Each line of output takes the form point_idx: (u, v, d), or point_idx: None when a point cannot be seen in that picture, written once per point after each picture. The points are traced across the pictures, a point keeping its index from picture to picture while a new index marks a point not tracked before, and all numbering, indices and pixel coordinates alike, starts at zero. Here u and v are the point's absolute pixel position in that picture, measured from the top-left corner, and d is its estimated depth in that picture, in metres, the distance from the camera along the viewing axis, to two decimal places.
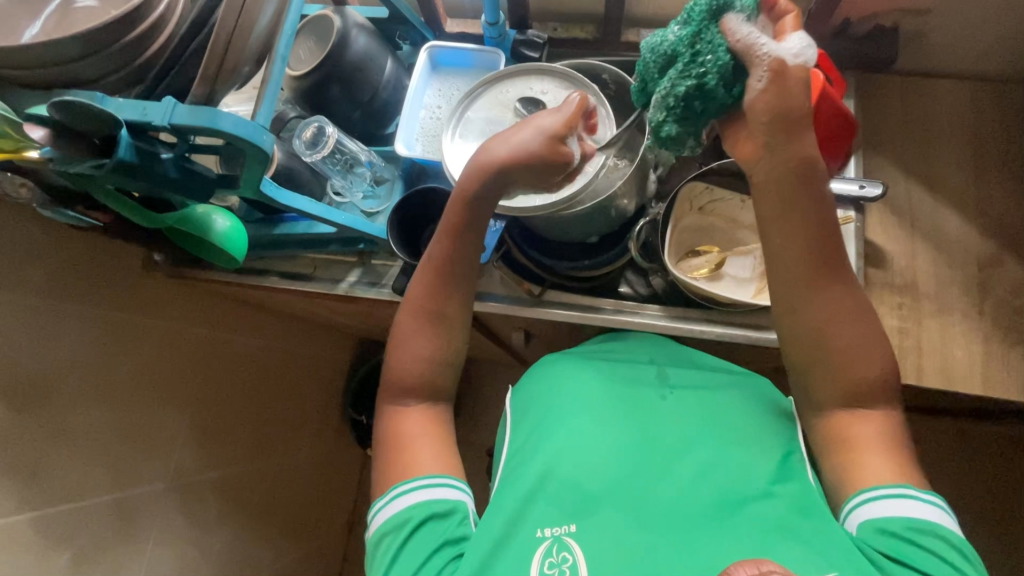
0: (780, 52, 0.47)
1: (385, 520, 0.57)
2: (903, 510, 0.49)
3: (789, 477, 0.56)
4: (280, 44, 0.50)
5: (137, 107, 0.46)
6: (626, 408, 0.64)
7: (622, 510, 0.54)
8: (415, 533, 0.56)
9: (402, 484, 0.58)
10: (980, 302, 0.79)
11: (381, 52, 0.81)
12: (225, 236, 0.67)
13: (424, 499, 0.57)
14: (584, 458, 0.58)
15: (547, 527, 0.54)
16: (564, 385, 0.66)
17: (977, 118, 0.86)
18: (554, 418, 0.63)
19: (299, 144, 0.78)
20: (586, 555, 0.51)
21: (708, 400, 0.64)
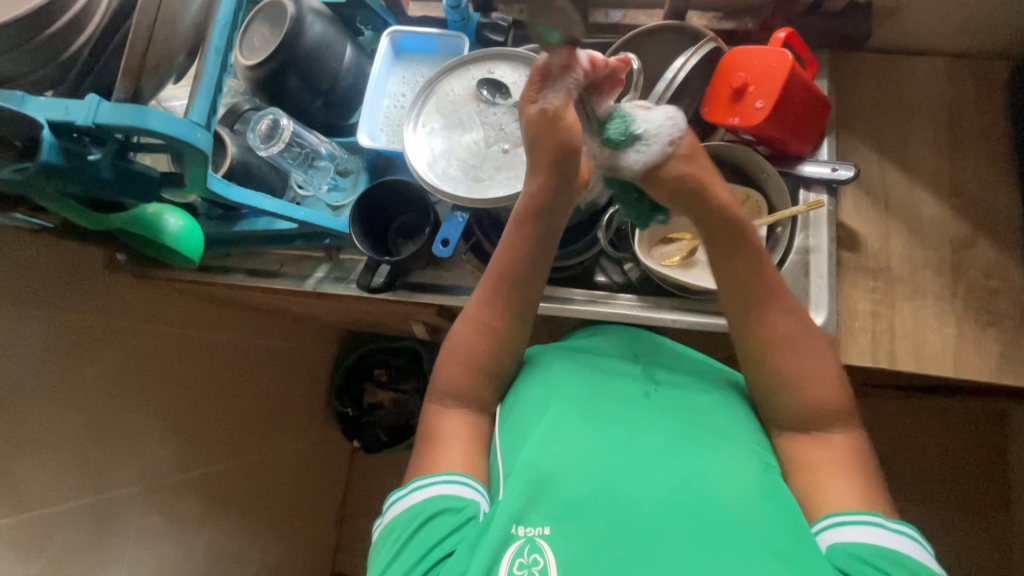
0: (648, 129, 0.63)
1: (399, 512, 0.58)
2: (885, 540, 0.50)
3: (772, 489, 0.55)
4: (213, 37, 0.47)
5: (58, 106, 0.43)
6: (611, 406, 0.62)
7: (604, 511, 0.52)
8: (421, 529, 0.55)
9: (423, 478, 0.59)
10: (953, 283, 0.78)
11: (339, 39, 0.78)
12: (178, 236, 0.63)
13: (438, 493, 0.57)
14: (564, 455, 0.56)
15: (523, 526, 0.52)
16: (551, 382, 0.65)
17: (952, 94, 0.84)
18: (538, 415, 0.62)
19: (253, 138, 0.74)
20: (558, 559, 0.50)
21: (691, 400, 0.63)
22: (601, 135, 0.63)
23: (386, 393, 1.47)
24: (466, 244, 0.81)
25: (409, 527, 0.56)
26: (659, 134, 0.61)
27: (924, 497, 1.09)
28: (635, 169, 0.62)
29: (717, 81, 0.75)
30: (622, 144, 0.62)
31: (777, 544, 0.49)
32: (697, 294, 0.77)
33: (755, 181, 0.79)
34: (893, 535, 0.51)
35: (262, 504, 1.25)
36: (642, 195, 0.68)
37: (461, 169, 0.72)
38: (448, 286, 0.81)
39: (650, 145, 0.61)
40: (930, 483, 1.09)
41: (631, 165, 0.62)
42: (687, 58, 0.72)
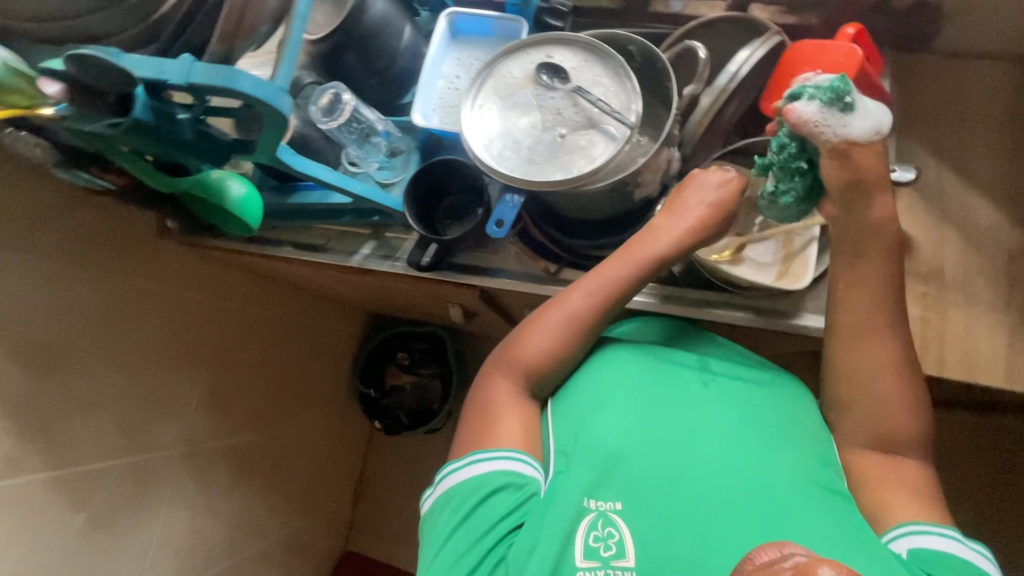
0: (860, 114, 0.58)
1: (455, 482, 0.58)
2: (955, 548, 0.51)
3: (831, 483, 0.55)
4: (299, 3, 0.47)
5: (153, 64, 0.44)
6: (670, 385, 0.63)
7: (673, 485, 0.54)
8: (481, 503, 0.56)
9: (483, 452, 0.59)
10: (1008, 294, 0.77)
11: (399, 18, 0.79)
12: (241, 202, 0.64)
13: (498, 469, 0.57)
14: (625, 429, 0.58)
15: (594, 501, 0.54)
16: (607, 361, 0.66)
17: (1016, 101, 0.82)
18: (593, 390, 0.63)
19: (315, 111, 0.75)
20: (633, 532, 0.52)
21: (749, 388, 0.64)
22: (818, 93, 0.58)
23: (407, 376, 1.49)
24: (514, 229, 0.79)
25: (468, 499, 0.57)
26: (870, 111, 0.59)
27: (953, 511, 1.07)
28: (848, 137, 0.58)
29: (780, 75, 0.74)
30: (840, 106, 0.58)
31: (845, 529, 0.50)
32: (744, 290, 0.76)
33: None
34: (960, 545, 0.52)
35: (285, 476, 1.28)
36: (807, 171, 0.62)
37: (516, 151, 0.72)
38: (491, 268, 0.81)
39: (862, 119, 0.58)
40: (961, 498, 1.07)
41: (849, 134, 0.58)
42: (752, 51, 0.72)
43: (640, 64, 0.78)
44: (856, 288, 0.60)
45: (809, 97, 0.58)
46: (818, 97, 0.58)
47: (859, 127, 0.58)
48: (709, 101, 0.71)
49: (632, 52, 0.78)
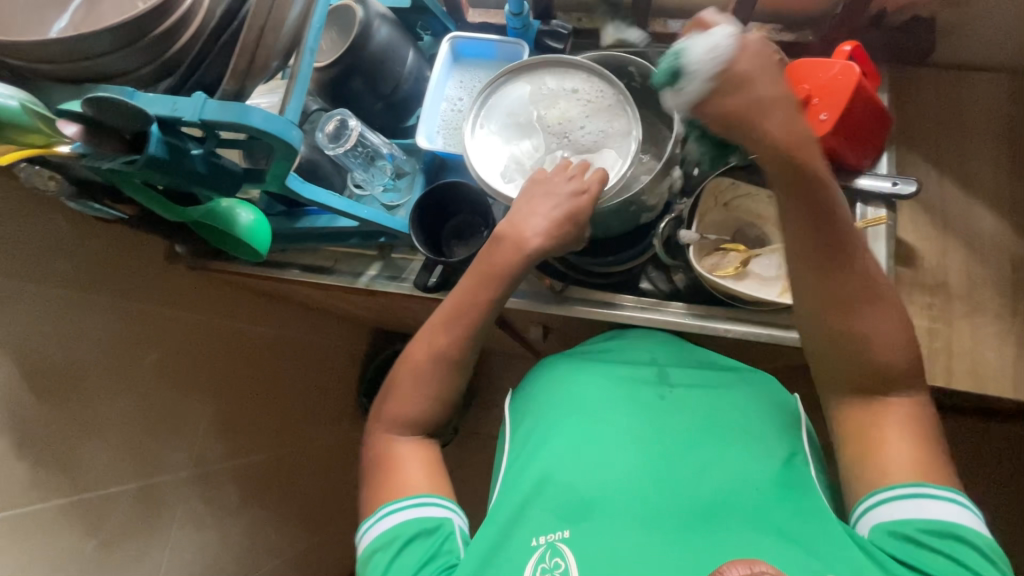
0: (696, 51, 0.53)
1: (376, 536, 0.60)
2: (929, 516, 0.50)
3: (792, 480, 0.57)
4: (308, 38, 0.49)
5: (167, 102, 0.45)
6: (623, 409, 0.66)
7: (619, 513, 0.55)
8: (402, 549, 0.58)
9: (390, 504, 0.61)
10: (1014, 303, 0.77)
11: (403, 43, 0.81)
12: (249, 230, 0.67)
13: (410, 517, 0.60)
14: (575, 463, 0.60)
15: (542, 535, 0.56)
16: (565, 391, 0.69)
17: (1014, 112, 0.83)
18: (552, 427, 0.66)
19: (321, 138, 0.76)
20: (577, 560, 0.53)
21: (710, 398, 0.66)
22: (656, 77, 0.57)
23: None
24: None
25: (388, 551, 0.59)
26: (705, 59, 0.53)
27: None
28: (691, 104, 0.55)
29: None
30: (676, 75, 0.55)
31: (796, 537, 0.51)
32: (751, 305, 0.77)
33: None
34: (957, 508, 0.50)
35: (294, 496, 1.28)
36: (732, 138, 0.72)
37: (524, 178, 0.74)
38: None
39: (692, 78, 0.54)
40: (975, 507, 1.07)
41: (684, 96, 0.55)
42: None
43: (639, 84, 0.80)
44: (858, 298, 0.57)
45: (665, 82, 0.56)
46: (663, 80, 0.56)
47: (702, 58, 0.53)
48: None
49: (631, 73, 0.79)
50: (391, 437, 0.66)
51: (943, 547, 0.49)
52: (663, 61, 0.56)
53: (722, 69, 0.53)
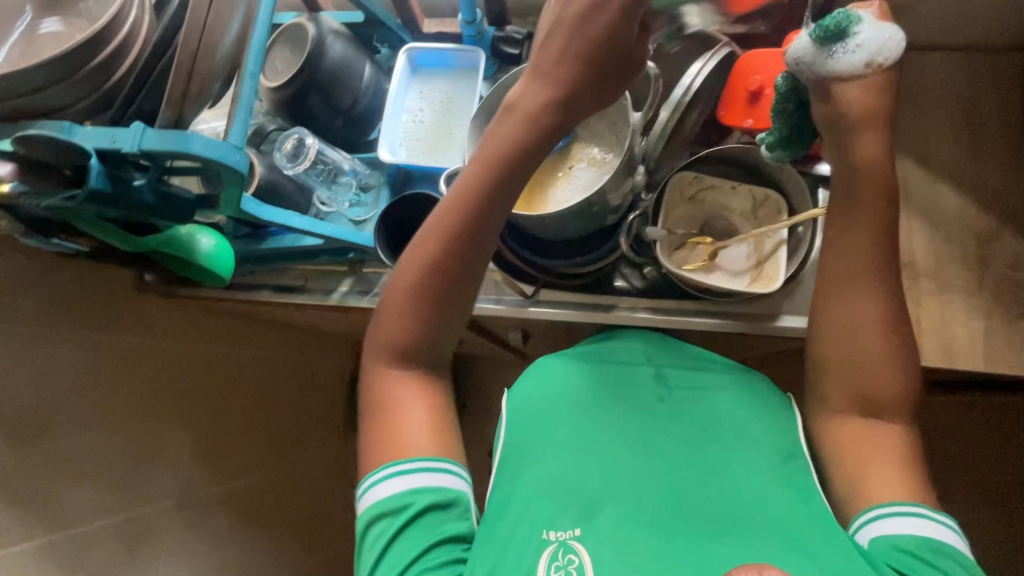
0: (873, 31, 0.54)
1: (384, 497, 0.55)
2: (915, 530, 0.52)
3: (806, 484, 0.59)
4: (249, 61, 0.49)
5: (105, 135, 0.45)
6: (624, 408, 0.66)
7: (630, 512, 0.56)
8: (413, 521, 0.54)
9: (403, 464, 0.56)
10: (979, 278, 0.78)
11: (358, 58, 0.81)
12: (211, 256, 0.66)
13: (428, 484, 0.55)
14: (582, 463, 0.60)
15: (553, 531, 0.55)
16: (560, 387, 0.68)
17: (968, 90, 0.85)
18: (551, 424, 0.64)
19: (280, 157, 0.78)
20: (592, 557, 0.53)
21: (708, 400, 0.67)
22: (819, 28, 0.54)
23: None
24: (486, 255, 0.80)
25: (395, 521, 0.54)
26: (875, 41, 0.54)
27: (954, 496, 1.08)
28: (830, 77, 0.55)
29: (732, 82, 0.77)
30: (833, 41, 0.54)
31: (808, 548, 0.52)
32: (721, 298, 0.77)
33: (775, 181, 0.80)
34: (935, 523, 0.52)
35: None
36: (791, 113, 0.62)
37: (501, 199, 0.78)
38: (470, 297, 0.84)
39: (856, 51, 0.54)
40: (962, 479, 1.08)
41: (831, 68, 0.55)
42: (703, 63, 0.73)
43: None
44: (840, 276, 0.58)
45: (812, 37, 0.55)
46: (816, 34, 0.54)
47: (871, 37, 0.54)
48: (665, 116, 0.72)
49: None
50: (387, 375, 0.58)
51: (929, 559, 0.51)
52: (837, 16, 0.54)
53: (884, 62, 0.54)
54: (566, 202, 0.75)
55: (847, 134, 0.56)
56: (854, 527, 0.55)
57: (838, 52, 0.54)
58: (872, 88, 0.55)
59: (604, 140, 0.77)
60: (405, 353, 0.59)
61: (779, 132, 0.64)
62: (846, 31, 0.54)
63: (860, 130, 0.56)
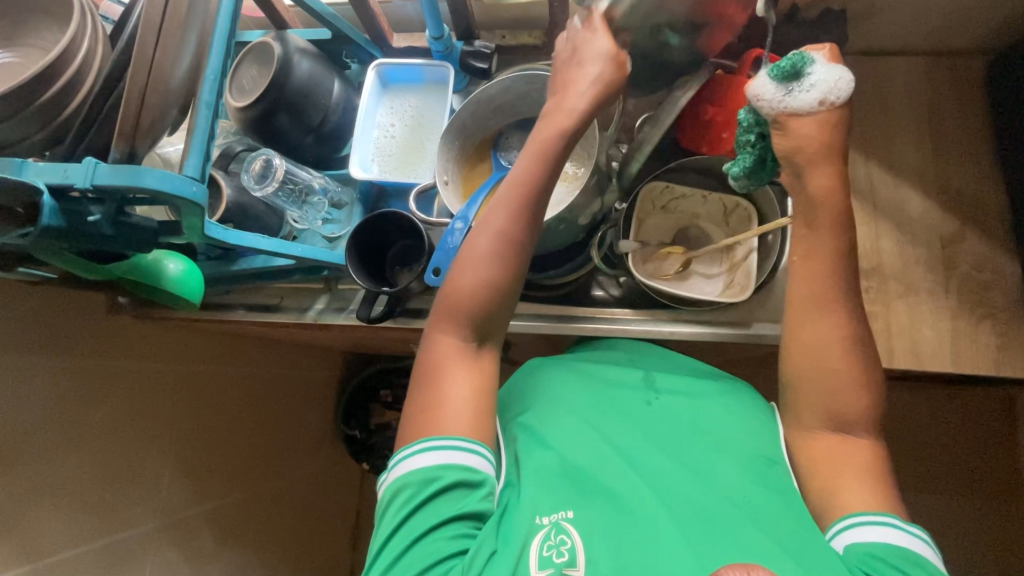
0: (828, 72, 0.57)
1: (413, 469, 0.56)
2: (888, 538, 0.53)
3: (779, 484, 0.58)
4: (204, 90, 0.48)
5: (56, 170, 0.44)
6: (613, 409, 0.68)
7: (618, 505, 0.56)
8: (438, 494, 0.55)
9: (438, 439, 0.57)
10: (946, 279, 0.79)
11: (327, 75, 0.80)
12: (178, 280, 0.67)
13: (460, 462, 0.56)
14: (575, 456, 0.61)
15: (545, 515, 0.56)
16: (554, 387, 0.70)
17: (930, 94, 0.86)
18: (545, 420, 0.66)
19: (247, 178, 0.75)
20: (583, 539, 0.53)
21: (693, 401, 0.68)
22: (774, 67, 0.58)
23: (392, 413, 1.48)
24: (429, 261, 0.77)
25: (421, 491, 0.55)
26: (827, 82, 0.57)
27: (933, 489, 1.10)
28: (787, 112, 0.58)
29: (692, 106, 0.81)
30: (789, 79, 0.57)
31: (784, 546, 0.52)
32: (694, 307, 0.78)
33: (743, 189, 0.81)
34: (907, 535, 0.54)
35: (277, 533, 1.24)
36: (758, 143, 0.63)
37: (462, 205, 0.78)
38: None
39: (810, 90, 0.57)
40: (938, 473, 1.11)
41: (789, 104, 0.58)
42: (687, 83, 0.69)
43: None
44: (816, 277, 0.60)
45: (769, 75, 0.58)
46: (773, 72, 0.58)
47: (823, 78, 0.57)
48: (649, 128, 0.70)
49: None
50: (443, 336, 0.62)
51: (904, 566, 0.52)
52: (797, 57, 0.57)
53: (836, 100, 0.57)
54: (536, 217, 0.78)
55: (803, 166, 0.58)
56: (831, 534, 0.56)
57: (794, 90, 0.58)
58: (825, 124, 0.58)
59: (576, 157, 0.81)
60: (463, 317, 0.62)
61: (746, 161, 0.64)
62: (801, 70, 0.57)
63: (816, 163, 0.58)
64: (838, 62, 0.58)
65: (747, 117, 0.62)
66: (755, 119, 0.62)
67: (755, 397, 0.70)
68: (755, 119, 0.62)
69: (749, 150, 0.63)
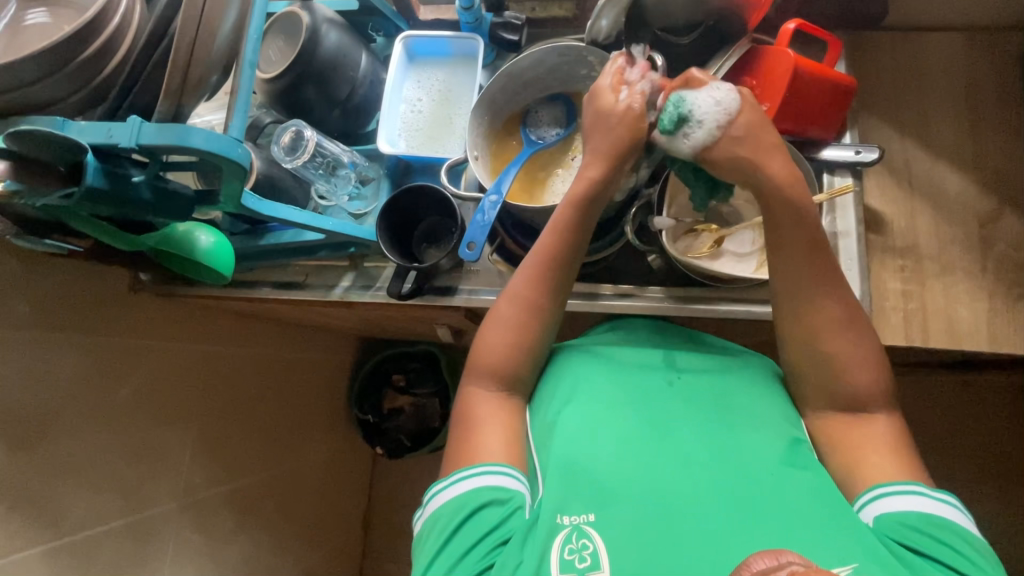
0: (703, 100, 0.60)
1: (445, 502, 0.59)
2: (919, 506, 0.52)
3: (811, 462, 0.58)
4: (246, 50, 0.47)
5: (101, 129, 0.43)
6: (635, 393, 0.65)
7: (641, 500, 0.54)
8: (469, 518, 0.57)
9: (467, 468, 0.60)
10: (983, 259, 0.78)
11: (354, 47, 0.79)
12: (210, 253, 0.65)
13: (484, 484, 0.58)
14: (598, 451, 0.59)
15: (567, 515, 0.54)
16: (574, 375, 0.68)
17: (971, 71, 0.84)
18: (564, 409, 0.64)
19: (277, 151, 0.74)
20: (606, 543, 0.52)
21: (719, 382, 0.66)
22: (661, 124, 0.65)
23: (406, 398, 1.46)
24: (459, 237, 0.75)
25: (452, 520, 0.57)
26: (711, 108, 0.60)
27: (956, 474, 1.10)
28: (697, 149, 0.61)
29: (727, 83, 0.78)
30: (679, 124, 0.62)
31: (827, 527, 0.51)
32: (725, 284, 0.77)
33: None
34: (937, 503, 0.53)
35: (295, 515, 1.24)
36: (698, 176, 0.69)
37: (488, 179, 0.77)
38: (478, 291, 0.80)
39: (702, 123, 0.60)
40: (960, 458, 1.10)
41: (693, 143, 0.61)
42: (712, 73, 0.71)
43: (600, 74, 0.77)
44: None
45: (660, 128, 0.64)
46: (662, 125, 0.63)
47: (704, 105, 0.60)
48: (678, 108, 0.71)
49: (592, 63, 0.77)
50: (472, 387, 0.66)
51: (937, 534, 0.51)
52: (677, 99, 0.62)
53: (730, 117, 0.60)
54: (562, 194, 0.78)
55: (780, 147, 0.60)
56: (858, 506, 0.55)
57: (693, 128, 0.61)
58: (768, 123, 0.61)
59: None
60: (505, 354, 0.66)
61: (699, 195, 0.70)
62: (682, 111, 0.61)
63: None
64: (712, 81, 0.61)
65: (675, 161, 0.69)
66: (679, 162, 0.69)
67: (772, 363, 0.70)
68: (680, 162, 0.68)
69: (700, 184, 0.69)
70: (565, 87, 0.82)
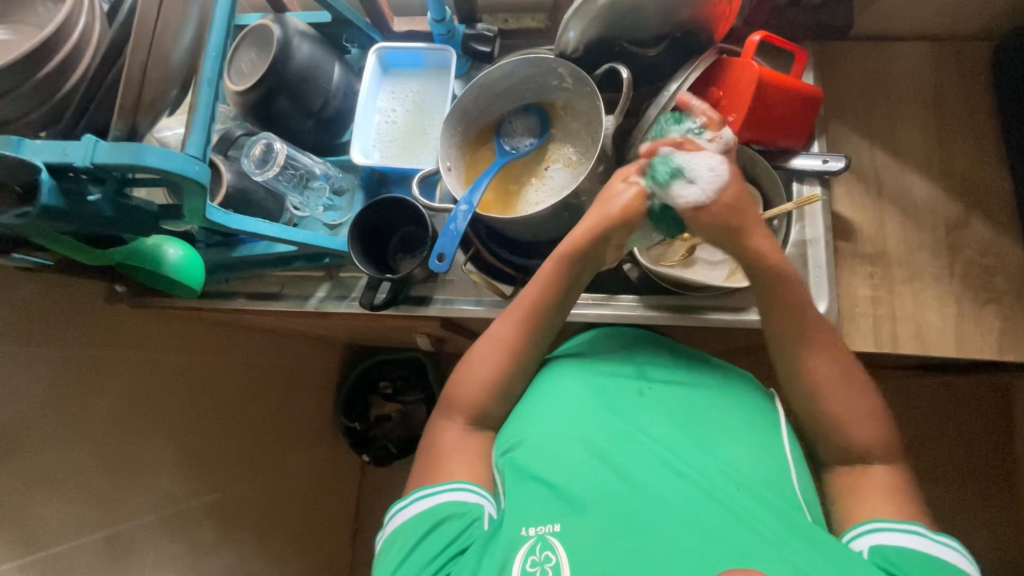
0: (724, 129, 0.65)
1: (406, 518, 0.60)
2: (920, 546, 0.53)
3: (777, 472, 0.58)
4: (205, 67, 0.46)
5: (56, 148, 0.44)
6: (605, 404, 0.66)
7: (606, 509, 0.55)
8: (430, 532, 0.58)
9: (430, 486, 0.62)
10: (951, 265, 0.79)
11: (327, 58, 0.79)
12: (178, 265, 0.66)
13: (446, 500, 0.60)
14: (566, 464, 0.59)
15: (532, 527, 0.55)
16: (546, 387, 0.69)
17: (937, 79, 0.85)
18: (535, 422, 0.65)
19: (248, 163, 0.74)
20: (567, 553, 0.52)
21: (689, 394, 0.67)
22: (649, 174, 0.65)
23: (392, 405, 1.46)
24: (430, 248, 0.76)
25: (413, 535, 0.59)
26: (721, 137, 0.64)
27: (935, 476, 1.11)
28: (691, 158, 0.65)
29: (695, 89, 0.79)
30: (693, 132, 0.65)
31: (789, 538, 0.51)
32: (698, 292, 0.77)
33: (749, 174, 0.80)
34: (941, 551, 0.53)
35: (278, 525, 1.24)
36: None
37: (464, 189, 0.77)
38: (452, 301, 0.81)
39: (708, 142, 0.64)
40: (938, 459, 1.11)
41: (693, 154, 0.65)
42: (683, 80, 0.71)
43: (572, 85, 0.77)
44: None
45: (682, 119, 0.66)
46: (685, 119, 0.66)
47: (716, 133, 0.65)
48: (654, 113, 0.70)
49: (562, 74, 0.77)
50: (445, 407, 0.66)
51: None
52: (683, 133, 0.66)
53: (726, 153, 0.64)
54: (538, 204, 0.78)
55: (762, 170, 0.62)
56: (858, 532, 0.56)
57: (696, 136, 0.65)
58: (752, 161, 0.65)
59: (580, 142, 0.80)
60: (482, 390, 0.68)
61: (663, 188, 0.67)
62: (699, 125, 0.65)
63: None
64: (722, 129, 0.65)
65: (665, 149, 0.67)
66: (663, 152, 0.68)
67: (758, 387, 0.69)
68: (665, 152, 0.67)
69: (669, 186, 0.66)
70: (538, 97, 0.82)
